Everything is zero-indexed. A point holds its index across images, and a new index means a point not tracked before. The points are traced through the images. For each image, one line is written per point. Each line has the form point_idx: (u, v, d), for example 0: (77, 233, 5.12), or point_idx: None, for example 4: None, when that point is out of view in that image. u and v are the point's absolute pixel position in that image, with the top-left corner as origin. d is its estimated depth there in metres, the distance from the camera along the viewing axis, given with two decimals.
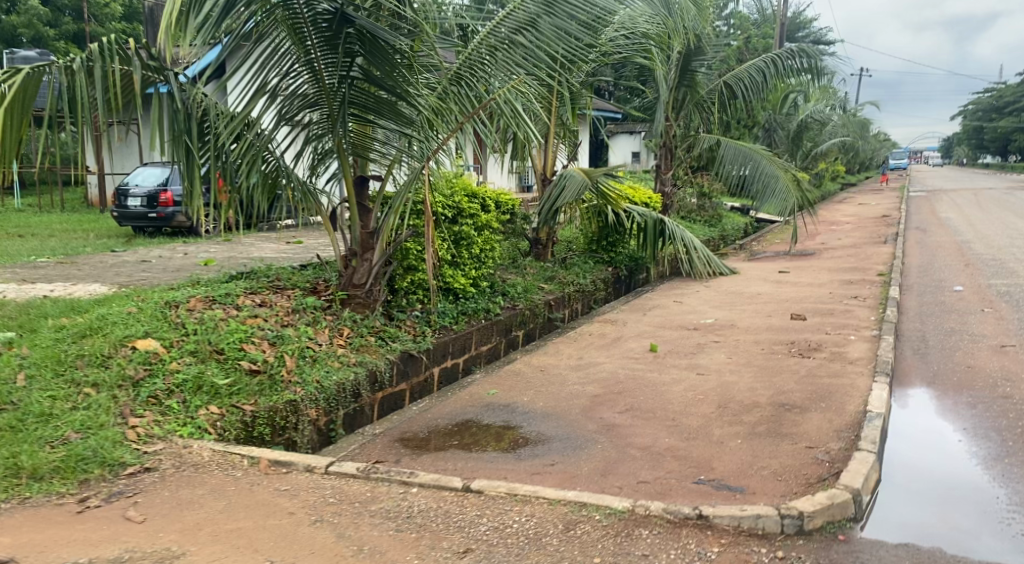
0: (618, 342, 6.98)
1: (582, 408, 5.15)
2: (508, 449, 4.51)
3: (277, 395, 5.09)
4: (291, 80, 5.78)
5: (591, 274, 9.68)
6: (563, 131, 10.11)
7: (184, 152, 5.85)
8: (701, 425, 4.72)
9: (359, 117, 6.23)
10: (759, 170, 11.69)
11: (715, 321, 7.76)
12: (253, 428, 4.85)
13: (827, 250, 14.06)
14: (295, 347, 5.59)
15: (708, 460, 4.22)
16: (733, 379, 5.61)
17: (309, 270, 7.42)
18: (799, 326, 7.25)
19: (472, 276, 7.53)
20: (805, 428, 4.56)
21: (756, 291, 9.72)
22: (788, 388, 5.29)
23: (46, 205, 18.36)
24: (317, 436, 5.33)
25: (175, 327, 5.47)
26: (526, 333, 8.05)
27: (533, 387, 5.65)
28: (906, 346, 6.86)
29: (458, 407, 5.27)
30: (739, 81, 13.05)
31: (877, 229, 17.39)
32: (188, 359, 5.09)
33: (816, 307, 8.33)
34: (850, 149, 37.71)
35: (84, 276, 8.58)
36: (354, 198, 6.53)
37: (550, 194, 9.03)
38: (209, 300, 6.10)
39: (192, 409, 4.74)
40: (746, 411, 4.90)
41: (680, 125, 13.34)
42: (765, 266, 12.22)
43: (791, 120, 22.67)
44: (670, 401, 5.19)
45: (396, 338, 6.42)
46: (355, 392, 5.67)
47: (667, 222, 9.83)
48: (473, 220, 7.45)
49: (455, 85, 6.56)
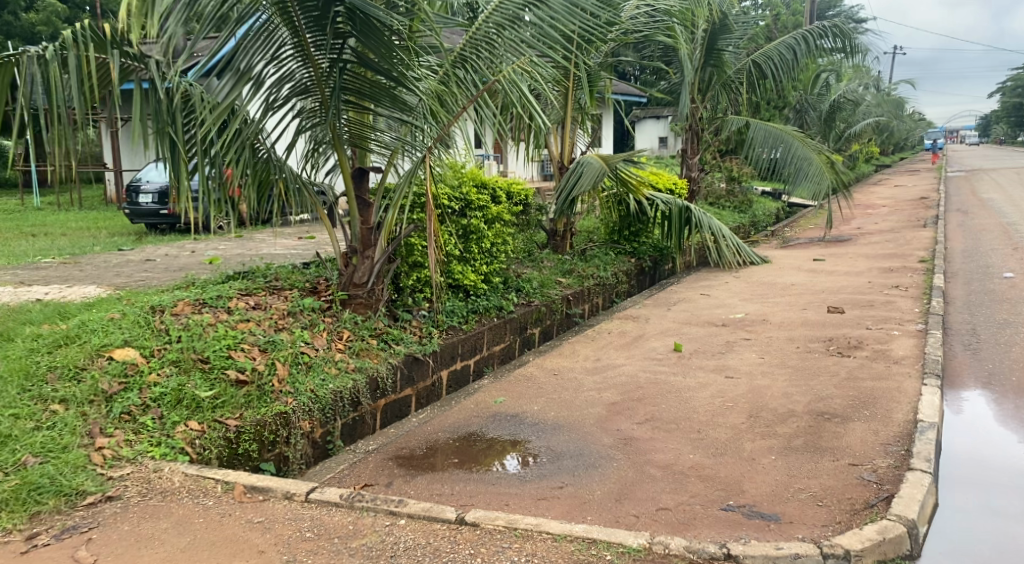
0: (640, 341, 6.49)
1: (598, 418, 4.68)
2: (516, 467, 4.06)
3: (265, 407, 4.68)
4: (279, 64, 5.33)
5: (611, 265, 9.19)
6: (580, 115, 9.46)
7: (171, 147, 5.46)
8: (730, 438, 4.24)
9: (354, 104, 5.80)
10: (792, 153, 11.09)
11: (745, 315, 7.23)
12: (238, 445, 4.44)
13: (864, 236, 13.41)
14: (288, 354, 5.16)
15: (738, 482, 3.73)
16: (765, 384, 5.10)
17: (311, 268, 7.01)
18: (836, 321, 6.69)
19: (483, 271, 7.10)
20: (848, 442, 4.04)
21: (790, 281, 9.15)
22: (828, 393, 4.76)
23: (65, 203, 18.25)
24: (312, 451, 4.93)
25: (159, 334, 5.08)
26: (542, 332, 7.59)
27: (545, 395, 5.19)
28: (956, 341, 6.28)
29: (461, 418, 4.82)
30: (769, 59, 12.44)
31: (916, 213, 16.65)
32: (169, 370, 4.71)
33: (855, 298, 7.75)
34: (884, 129, 36.43)
35: (83, 278, 8.26)
36: (353, 192, 6.07)
37: (566, 182, 8.49)
38: (199, 303, 5.71)
39: (169, 427, 4.33)
40: (781, 421, 4.39)
41: (707, 108, 12.73)
42: (799, 254, 11.62)
43: (824, 100, 21.93)
44: (695, 410, 4.70)
45: (400, 340, 5.99)
46: (354, 401, 5.28)
47: (693, 210, 9.29)
48: (482, 213, 7.04)
49: (460, 68, 6.05)
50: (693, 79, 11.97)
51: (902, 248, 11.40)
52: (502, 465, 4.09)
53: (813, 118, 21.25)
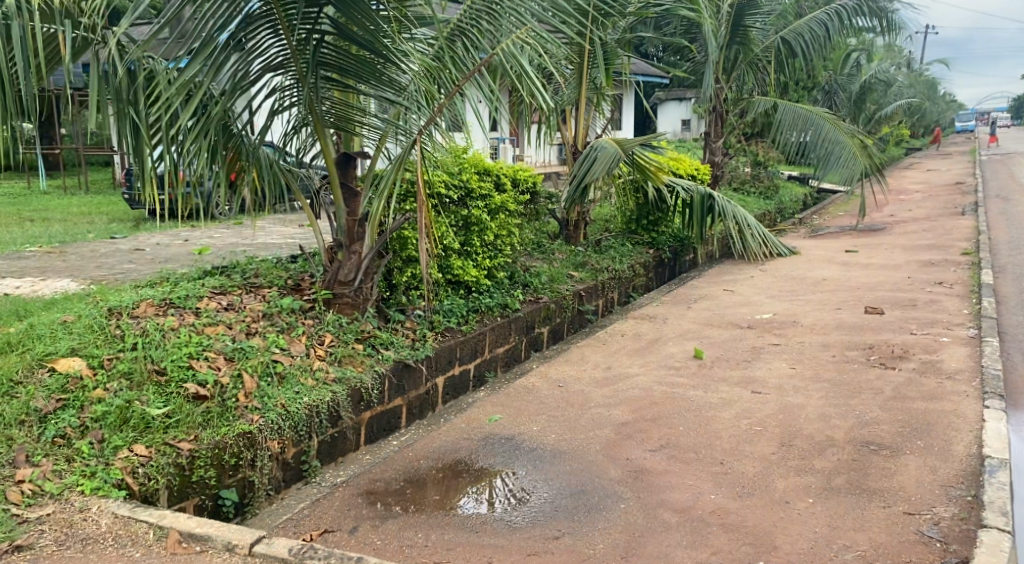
0: (656, 346, 5.85)
1: (605, 443, 4.05)
2: (488, 507, 3.48)
3: (226, 427, 4.10)
4: (251, 34, 4.66)
5: (628, 258, 8.53)
6: (596, 95, 8.72)
7: (133, 131, 4.89)
8: (759, 472, 3.61)
9: (337, 81, 5.22)
10: (822, 136, 10.35)
11: (774, 316, 6.55)
12: (191, 472, 3.87)
13: (898, 224, 12.66)
14: (257, 364, 4.60)
15: (768, 533, 3.11)
16: (798, 402, 4.45)
17: (297, 263, 6.43)
18: (876, 324, 6.01)
19: (486, 265, 6.51)
20: (899, 483, 3.39)
21: (821, 275, 8.45)
22: (872, 417, 4.10)
23: (72, 187, 17.87)
24: (282, 473, 4.39)
25: (113, 341, 4.53)
26: (551, 331, 6.97)
27: (547, 412, 4.58)
28: (1014, 349, 5.59)
29: (449, 441, 4.22)
30: (799, 36, 11.63)
31: (953, 199, 15.81)
32: (119, 384, 4.17)
33: (894, 297, 7.06)
34: (915, 110, 35.18)
35: (61, 270, 7.73)
36: (338, 178, 5.44)
37: (579, 169, 7.83)
38: (165, 303, 5.16)
39: (109, 453, 3.74)
40: (819, 453, 3.74)
41: (732, 88, 11.92)
42: (830, 245, 10.90)
43: (854, 81, 21.07)
44: (717, 435, 4.06)
45: (390, 345, 5.39)
46: (333, 416, 4.69)
47: (716, 197, 8.62)
48: (484, 203, 6.44)
49: (455, 41, 5.46)
50: (718, 58, 11.21)
51: (942, 239, 10.63)
52: (470, 502, 3.54)
53: (843, 100, 20.41)
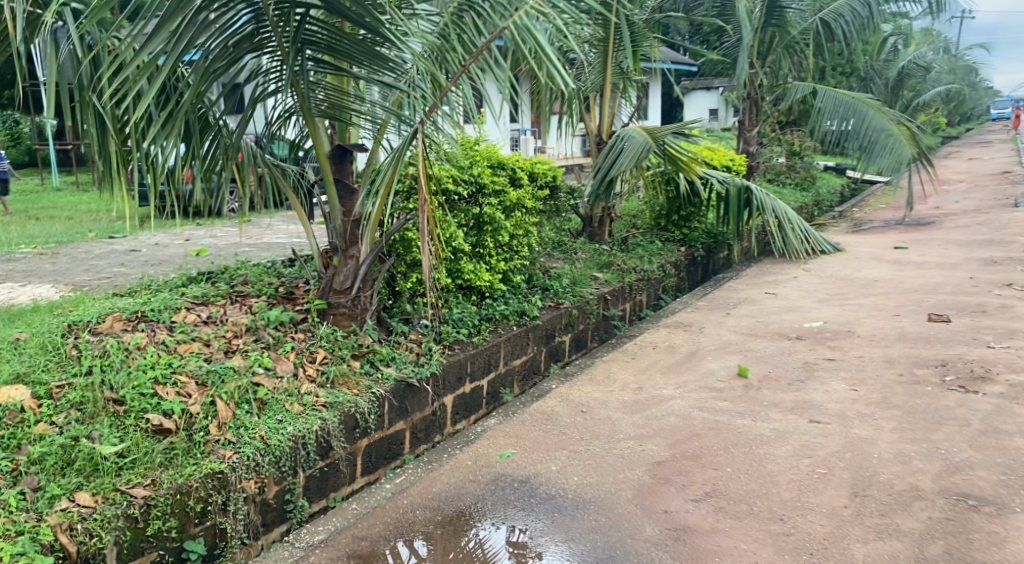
0: (692, 360, 5.17)
1: (637, 490, 3.46)
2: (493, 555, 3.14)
3: (192, 467, 3.48)
4: (221, 7, 3.98)
5: (657, 256, 7.81)
6: (621, 81, 7.93)
7: (98, 123, 4.32)
8: (830, 535, 3.03)
9: (329, 64, 4.54)
10: (865, 124, 9.52)
11: (825, 324, 5.84)
12: (146, 524, 3.26)
13: (948, 217, 11.80)
14: (234, 389, 3.96)
15: None
16: (867, 434, 3.80)
17: (293, 269, 5.80)
18: (946, 334, 5.29)
19: (500, 269, 5.85)
20: (1014, 555, 2.84)
21: (871, 275, 7.69)
22: (963, 458, 3.48)
23: (84, 184, 17.32)
24: (262, 516, 3.74)
25: (68, 364, 3.96)
26: (574, 339, 6.27)
27: (569, 445, 3.95)
28: None
29: (451, 486, 3.63)
30: (840, 17, 10.73)
31: (1002, 190, 14.84)
32: (70, 417, 3.59)
33: (960, 300, 6.32)
34: (951, 96, 33.87)
35: (43, 274, 7.13)
36: (330, 174, 4.81)
37: (604, 160, 7.17)
38: (136, 318, 4.55)
39: (44, 504, 3.16)
40: (903, 508, 3.16)
41: (767, 73, 11.16)
42: (877, 240, 10.06)
43: (891, 67, 20.09)
44: (773, 479, 3.45)
45: (391, 361, 4.72)
46: (321, 448, 4.02)
47: (754, 189, 7.90)
48: (499, 199, 5.75)
49: (465, 16, 4.75)
50: (752, 40, 10.38)
51: (1000, 233, 9.80)
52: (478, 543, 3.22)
53: (880, 86, 19.45)
